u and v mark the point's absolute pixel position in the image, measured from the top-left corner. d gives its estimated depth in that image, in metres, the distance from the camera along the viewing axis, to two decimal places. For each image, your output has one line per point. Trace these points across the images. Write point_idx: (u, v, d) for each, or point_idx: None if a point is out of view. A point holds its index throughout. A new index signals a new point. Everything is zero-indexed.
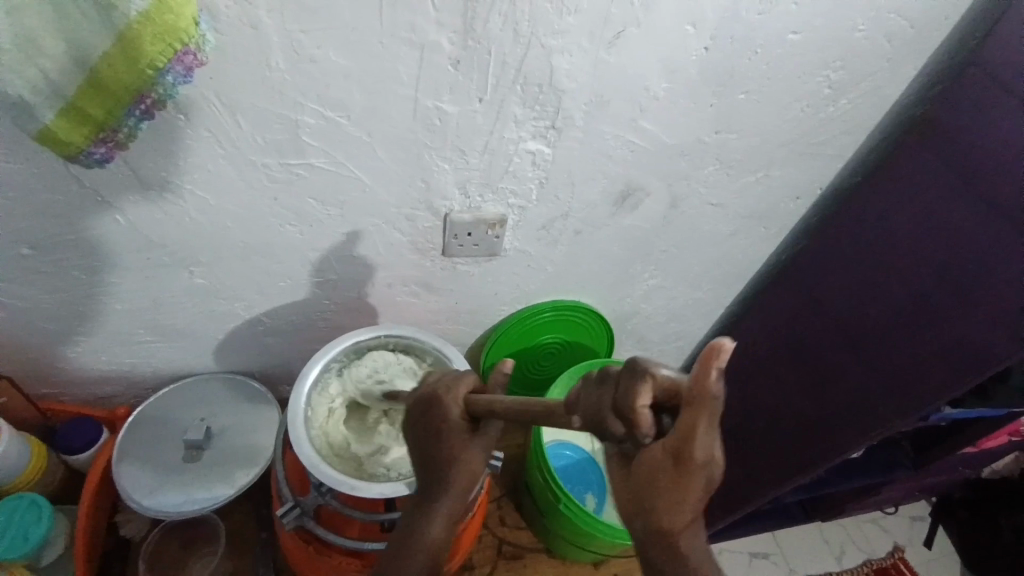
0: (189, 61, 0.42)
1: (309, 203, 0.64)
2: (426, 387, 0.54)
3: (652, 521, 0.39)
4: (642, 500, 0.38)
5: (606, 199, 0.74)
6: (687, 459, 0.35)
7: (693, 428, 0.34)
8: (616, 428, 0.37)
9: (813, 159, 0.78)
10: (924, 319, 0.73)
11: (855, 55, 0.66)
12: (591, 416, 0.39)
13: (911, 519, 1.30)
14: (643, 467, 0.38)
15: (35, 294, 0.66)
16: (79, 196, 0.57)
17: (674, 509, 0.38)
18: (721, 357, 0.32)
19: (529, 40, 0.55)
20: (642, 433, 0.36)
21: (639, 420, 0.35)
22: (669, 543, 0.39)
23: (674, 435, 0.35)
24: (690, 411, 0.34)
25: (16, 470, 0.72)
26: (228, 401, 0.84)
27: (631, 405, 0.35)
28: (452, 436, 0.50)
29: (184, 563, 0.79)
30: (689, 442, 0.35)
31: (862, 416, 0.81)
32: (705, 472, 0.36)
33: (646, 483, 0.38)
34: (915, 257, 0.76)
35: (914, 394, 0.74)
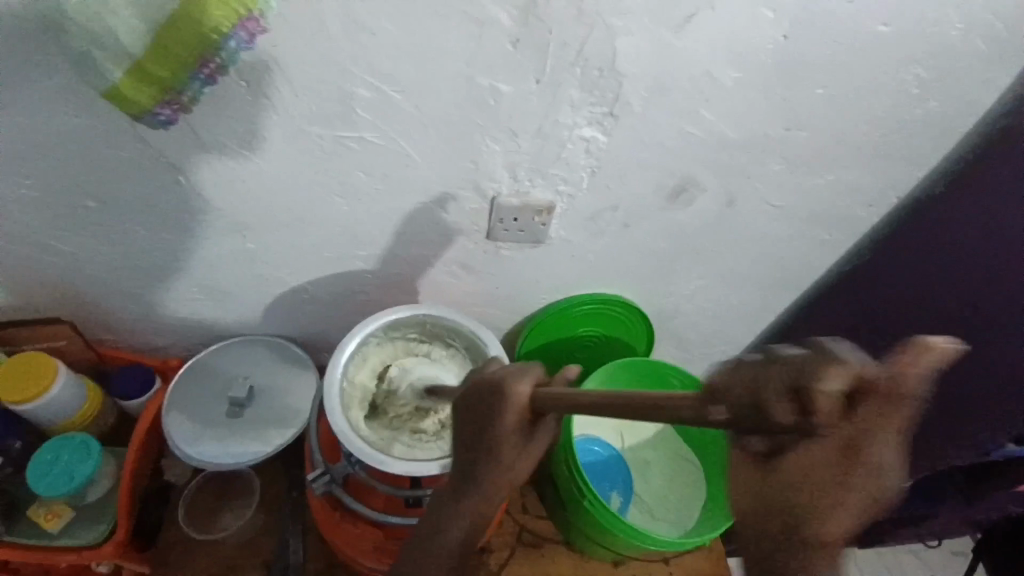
0: (251, 28, 0.42)
1: (357, 176, 0.64)
2: (486, 375, 0.53)
3: (801, 524, 0.36)
4: (797, 497, 0.36)
5: (658, 191, 0.71)
6: (863, 453, 0.34)
7: (879, 424, 0.33)
8: (787, 411, 0.32)
9: (888, 164, 0.73)
10: (993, 351, 0.72)
11: (948, 53, 0.60)
12: (749, 392, 0.34)
13: (953, 554, 1.22)
14: (813, 458, 0.35)
15: (97, 245, 0.69)
16: (143, 154, 0.59)
17: (838, 505, 0.36)
18: (935, 353, 0.33)
19: (592, 19, 0.52)
20: (824, 416, 0.32)
21: (817, 406, 0.31)
22: (806, 545, 0.37)
23: (863, 416, 0.33)
24: (877, 402, 0.33)
25: (73, 410, 0.77)
26: (271, 364, 0.86)
27: (821, 379, 0.31)
28: (512, 433, 0.50)
29: (219, 512, 0.83)
30: (875, 433, 0.34)
31: (921, 441, 0.81)
32: (870, 474, 0.35)
33: (814, 486, 0.35)
34: (984, 278, 0.75)
35: (992, 428, 0.73)
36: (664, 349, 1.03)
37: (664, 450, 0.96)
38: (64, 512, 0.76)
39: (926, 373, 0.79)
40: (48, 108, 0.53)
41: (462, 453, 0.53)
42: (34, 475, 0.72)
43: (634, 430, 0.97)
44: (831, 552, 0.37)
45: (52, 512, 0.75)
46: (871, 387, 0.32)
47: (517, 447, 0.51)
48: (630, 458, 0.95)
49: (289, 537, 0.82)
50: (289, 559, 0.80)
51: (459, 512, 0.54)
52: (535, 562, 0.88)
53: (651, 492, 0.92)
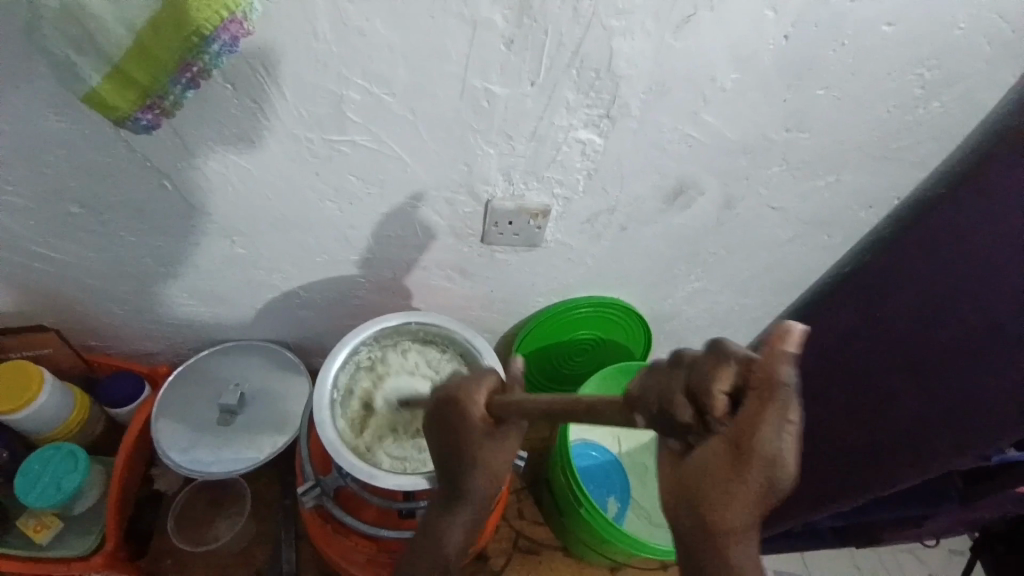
0: (235, 30, 0.39)
1: (349, 179, 0.63)
2: (443, 389, 0.54)
3: (709, 522, 0.39)
4: (700, 496, 0.38)
5: (656, 194, 0.70)
6: (755, 452, 0.35)
7: (762, 418, 0.34)
8: (686, 413, 0.36)
9: (889, 165, 0.72)
10: (992, 353, 0.67)
11: (952, 54, 0.59)
12: (652, 392, 0.37)
13: (950, 552, 1.22)
14: (709, 453, 0.37)
15: (83, 251, 0.67)
16: (128, 159, 0.57)
17: (739, 503, 0.37)
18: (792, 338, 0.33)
19: (589, 20, 0.51)
20: (717, 415, 0.35)
21: (716, 404, 0.34)
22: (718, 543, 0.39)
23: (743, 417, 0.34)
24: (757, 401, 0.34)
25: (59, 419, 0.76)
26: (262, 370, 0.85)
27: (709, 385, 0.34)
28: (478, 438, 0.50)
29: (211, 521, 0.82)
30: (759, 431, 0.34)
31: (914, 451, 0.74)
32: (765, 471, 0.36)
33: (708, 484, 0.38)
34: (986, 285, 0.70)
35: (981, 437, 0.66)
36: (663, 351, 1.02)
37: None
38: (54, 523, 0.74)
39: (916, 379, 0.76)
40: (28, 112, 0.52)
41: (437, 456, 0.54)
42: (22, 488, 0.71)
43: (632, 434, 0.95)
44: (745, 544, 0.39)
45: (41, 524, 0.73)
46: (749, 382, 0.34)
47: (488, 444, 0.51)
48: (628, 462, 0.94)
49: (281, 545, 0.81)
50: (282, 568, 0.79)
51: (457, 517, 0.53)
52: (532, 569, 0.87)
53: (650, 497, 0.91)
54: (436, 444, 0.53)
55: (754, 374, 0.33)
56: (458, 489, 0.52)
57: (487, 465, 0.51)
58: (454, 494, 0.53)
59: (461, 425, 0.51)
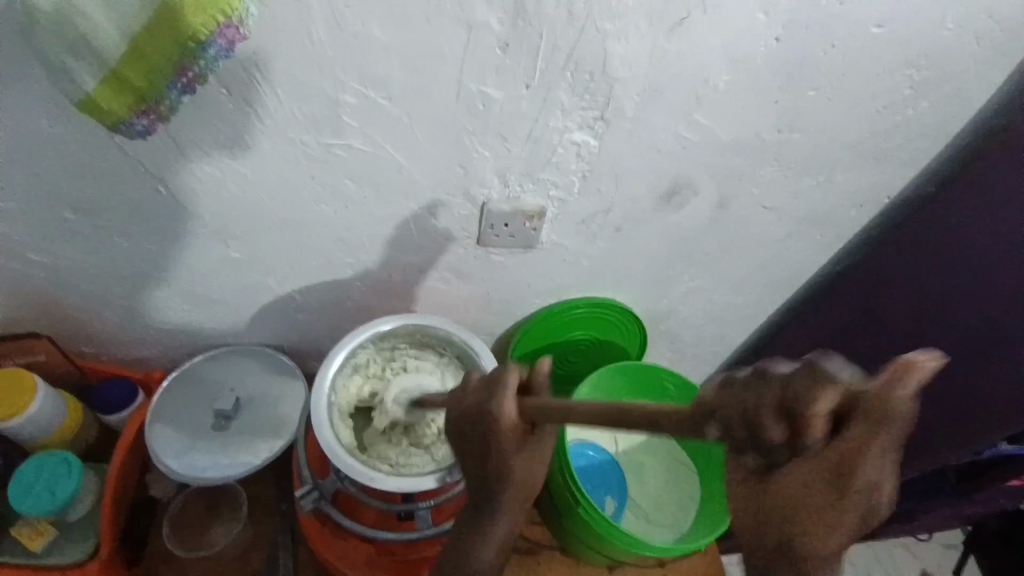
0: (230, 35, 0.40)
1: (345, 182, 0.63)
2: (471, 400, 0.53)
3: (797, 548, 0.37)
4: (796, 522, 0.36)
5: (651, 194, 0.71)
6: (853, 477, 0.34)
7: (864, 445, 0.33)
8: (776, 431, 0.33)
9: (880, 165, 0.73)
10: (996, 351, 0.68)
11: (941, 55, 0.60)
12: (763, 409, 0.33)
13: (944, 547, 1.23)
14: (802, 473, 0.35)
15: (76, 257, 0.67)
16: (122, 164, 0.57)
17: (839, 523, 0.36)
18: (918, 368, 0.32)
19: (584, 23, 0.51)
20: (816, 434, 0.32)
21: (811, 427, 0.32)
22: (804, 563, 0.37)
23: (848, 442, 0.33)
24: (863, 426, 0.32)
25: (52, 426, 0.75)
26: (257, 374, 0.84)
27: (812, 396, 0.31)
28: (507, 450, 0.52)
29: (207, 527, 0.81)
30: (863, 458, 0.33)
31: (915, 444, 0.79)
32: (862, 500, 0.35)
33: (800, 504, 0.35)
34: (980, 283, 0.71)
35: (975, 432, 0.72)
36: (658, 351, 1.03)
37: (658, 454, 0.95)
38: (49, 530, 0.73)
39: (922, 381, 0.77)
40: (20, 117, 0.51)
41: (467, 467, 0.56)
42: (17, 495, 0.70)
43: (628, 434, 0.96)
44: (832, 567, 0.38)
45: (37, 531, 0.73)
46: (862, 407, 0.32)
47: (517, 458, 0.53)
48: (624, 462, 0.94)
49: (278, 550, 0.80)
50: (279, 573, 0.78)
51: (496, 521, 0.57)
52: (530, 570, 0.87)
53: (646, 496, 0.91)
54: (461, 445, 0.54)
55: (865, 403, 0.32)
56: (495, 493, 0.55)
57: (518, 477, 0.54)
58: (489, 508, 0.56)
59: (490, 437, 0.51)
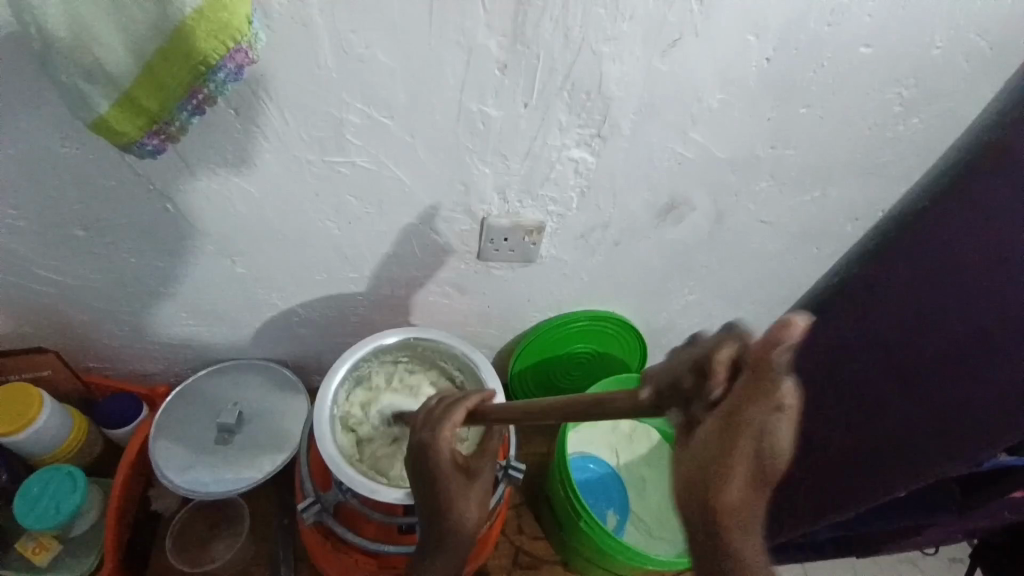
0: (240, 59, 0.41)
1: (348, 199, 0.64)
2: (419, 425, 0.57)
3: (709, 514, 0.35)
4: (701, 482, 0.34)
5: (648, 209, 0.72)
6: (743, 436, 0.32)
7: (744, 403, 0.32)
8: (688, 379, 0.35)
9: (874, 179, 0.74)
10: (983, 361, 0.68)
11: (930, 73, 0.62)
12: (684, 376, 0.35)
13: (949, 561, 1.22)
14: (702, 439, 0.34)
15: (85, 273, 0.68)
16: (132, 183, 0.59)
17: (733, 478, 0.34)
18: (795, 329, 0.30)
19: (580, 45, 0.53)
20: (713, 388, 0.33)
21: (713, 373, 0.33)
22: (722, 521, 0.35)
23: (737, 394, 0.32)
24: (750, 377, 0.32)
25: (58, 441, 0.76)
26: (261, 388, 0.85)
27: (715, 350, 0.34)
28: (448, 475, 0.56)
29: (208, 542, 0.81)
30: (743, 414, 0.32)
31: (903, 455, 0.75)
32: (752, 458, 0.33)
33: (707, 464, 0.34)
34: (968, 293, 0.71)
35: (962, 441, 0.68)
36: (658, 364, 1.03)
37: (661, 468, 0.95)
38: (53, 545, 0.74)
39: (902, 386, 0.78)
40: (34, 138, 0.53)
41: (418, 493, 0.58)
42: (21, 510, 0.71)
43: (629, 447, 0.96)
44: (738, 529, 0.35)
45: (41, 546, 0.73)
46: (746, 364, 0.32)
47: (461, 488, 0.57)
48: (627, 475, 0.94)
49: (281, 565, 0.81)
50: None
51: (461, 503, 0.57)
52: None
53: (648, 510, 0.91)
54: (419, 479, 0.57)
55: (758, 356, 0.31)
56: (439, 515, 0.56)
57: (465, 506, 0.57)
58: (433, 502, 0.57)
59: (433, 463, 0.55)
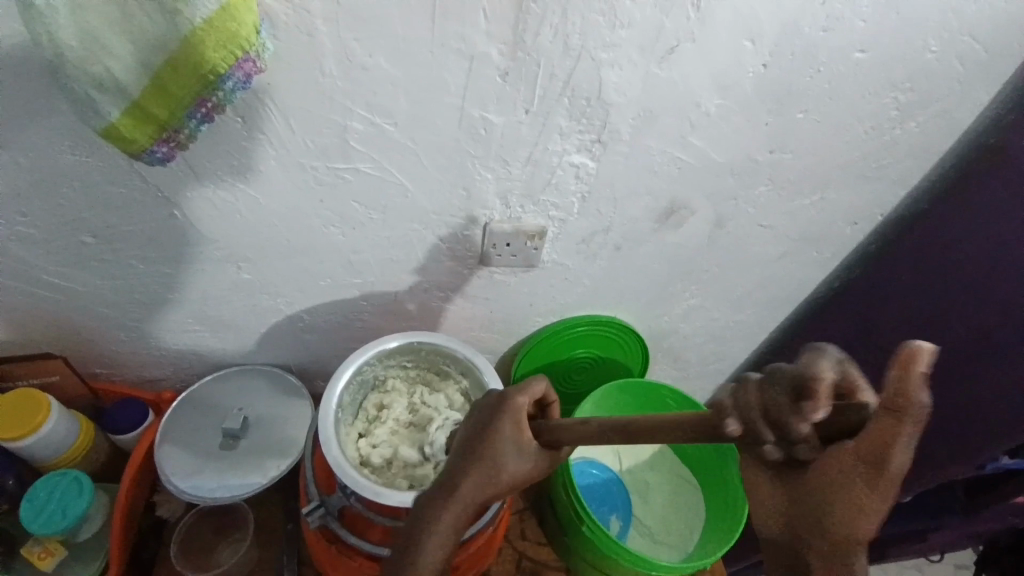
0: (248, 68, 0.43)
1: (352, 205, 0.65)
2: (483, 408, 0.55)
3: (830, 532, 0.33)
4: (830, 513, 0.33)
5: (648, 214, 0.73)
6: (889, 468, 0.31)
7: (890, 438, 0.31)
8: (815, 411, 0.31)
9: (872, 183, 0.75)
10: (974, 367, 0.74)
11: (924, 77, 0.63)
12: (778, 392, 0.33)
13: (956, 567, 1.22)
14: (829, 467, 0.33)
15: (93, 280, 0.69)
16: (140, 190, 0.60)
17: (864, 501, 0.32)
18: (920, 357, 0.29)
19: (579, 52, 0.54)
20: (844, 410, 0.32)
21: (848, 392, 0.32)
22: (833, 543, 0.33)
23: (881, 428, 0.31)
24: (893, 418, 0.30)
25: (65, 445, 0.76)
26: (265, 394, 0.86)
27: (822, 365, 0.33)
28: (506, 464, 0.51)
29: (214, 548, 0.82)
30: (891, 450, 0.31)
31: (917, 464, 0.82)
32: (886, 491, 0.32)
33: (840, 486, 0.32)
34: (968, 298, 0.75)
35: (970, 445, 0.75)
36: (661, 368, 1.03)
37: (662, 473, 0.95)
38: (59, 549, 0.74)
39: None
40: (45, 147, 0.54)
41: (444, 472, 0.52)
42: (29, 514, 0.71)
43: (633, 452, 0.96)
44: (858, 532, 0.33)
45: (46, 551, 0.73)
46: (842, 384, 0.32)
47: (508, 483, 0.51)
48: (630, 480, 0.94)
49: (285, 570, 0.80)
50: None
51: (439, 525, 0.47)
52: None
53: (651, 514, 0.91)
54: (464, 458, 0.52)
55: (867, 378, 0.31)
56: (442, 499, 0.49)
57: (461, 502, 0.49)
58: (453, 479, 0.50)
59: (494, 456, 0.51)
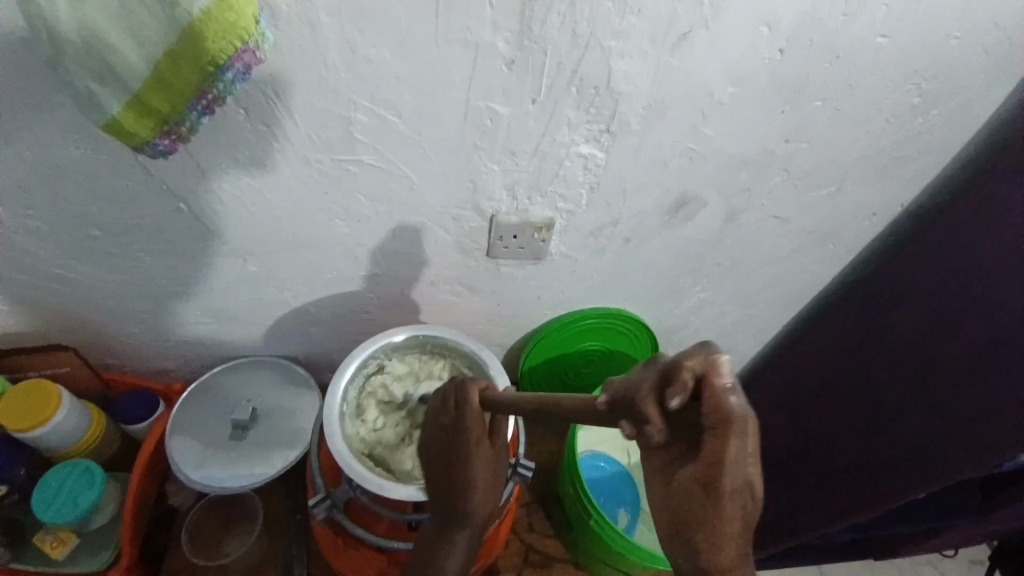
0: (247, 59, 0.42)
1: (357, 198, 0.64)
2: (433, 416, 0.56)
3: (694, 545, 0.38)
4: (701, 519, 0.37)
5: (658, 207, 0.71)
6: (725, 486, 0.36)
7: (720, 452, 0.35)
8: (650, 408, 0.36)
9: (890, 174, 0.72)
10: (996, 364, 0.67)
11: (948, 65, 0.60)
12: (643, 389, 0.36)
13: (971, 563, 1.20)
14: (683, 478, 0.38)
15: (102, 273, 0.69)
16: (146, 184, 0.59)
17: (726, 529, 0.37)
18: (720, 366, 0.34)
19: (587, 42, 0.52)
20: (676, 394, 0.34)
21: (680, 383, 0.34)
22: (710, 530, 0.37)
23: (711, 437, 0.35)
24: (716, 436, 0.35)
25: (76, 436, 0.77)
26: (273, 385, 0.86)
27: (679, 362, 0.35)
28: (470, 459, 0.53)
29: (221, 538, 0.83)
30: (722, 465, 0.35)
31: (925, 461, 0.73)
32: (739, 502, 0.36)
33: (699, 516, 0.37)
34: (985, 297, 0.69)
35: (987, 446, 0.67)
36: None
37: None
38: (71, 539, 0.75)
39: (926, 389, 0.74)
40: (50, 141, 0.54)
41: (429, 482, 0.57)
42: (41, 504, 0.72)
43: None
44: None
45: (58, 540, 0.75)
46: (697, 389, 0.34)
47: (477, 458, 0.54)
48: (639, 475, 0.93)
49: (294, 560, 0.81)
50: None
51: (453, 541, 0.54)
52: None
53: None
54: (429, 465, 0.56)
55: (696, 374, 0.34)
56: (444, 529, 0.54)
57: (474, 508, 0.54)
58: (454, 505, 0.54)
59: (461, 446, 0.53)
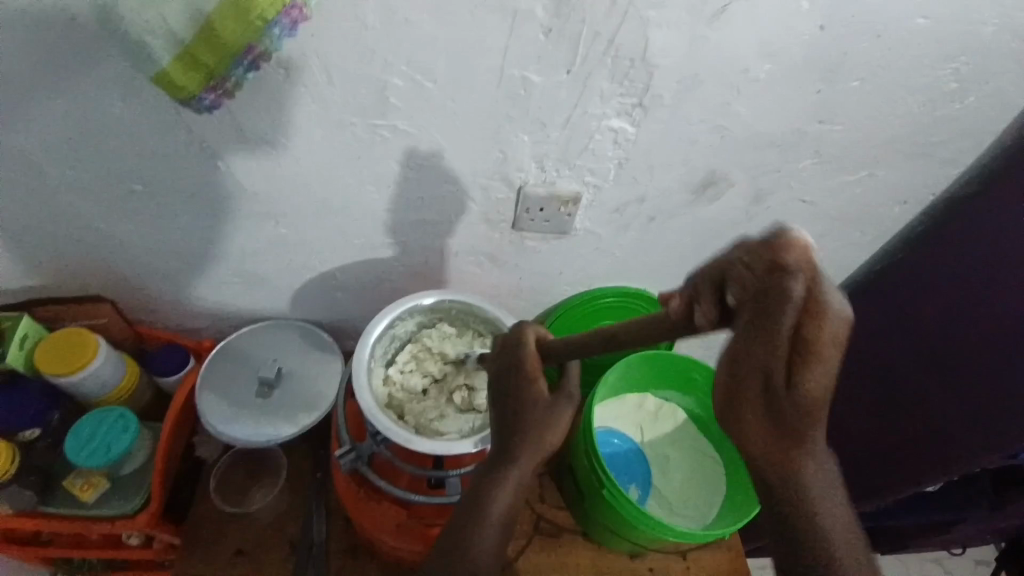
0: (294, 16, 0.43)
1: (388, 164, 0.66)
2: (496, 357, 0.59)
3: (748, 427, 0.44)
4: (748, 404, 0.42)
5: (685, 185, 0.71)
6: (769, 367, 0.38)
7: (763, 324, 0.35)
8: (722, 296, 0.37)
9: (923, 161, 0.72)
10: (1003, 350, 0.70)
11: (990, 49, 0.59)
12: (704, 284, 0.38)
13: (978, 562, 1.20)
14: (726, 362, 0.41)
15: (140, 229, 0.72)
16: (187, 141, 0.61)
17: (775, 406, 0.42)
18: (786, 249, 0.33)
19: (624, 11, 0.53)
20: (731, 289, 0.36)
21: (738, 276, 0.35)
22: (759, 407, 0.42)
23: (750, 313, 0.35)
24: (755, 307, 0.35)
25: (111, 384, 0.80)
26: (299, 347, 0.89)
27: (738, 256, 0.35)
28: (529, 403, 0.56)
29: (248, 488, 0.87)
30: (764, 347, 0.36)
31: (947, 444, 0.78)
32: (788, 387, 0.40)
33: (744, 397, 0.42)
34: (987, 281, 0.73)
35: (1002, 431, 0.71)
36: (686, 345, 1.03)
37: (684, 447, 0.95)
38: (100, 483, 0.79)
39: (945, 377, 0.78)
40: (98, 94, 0.56)
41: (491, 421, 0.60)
42: (75, 446, 0.75)
43: (655, 425, 0.97)
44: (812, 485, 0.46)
45: (88, 484, 0.78)
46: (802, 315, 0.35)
47: (538, 406, 0.56)
48: (650, 452, 0.95)
49: (314, 515, 0.84)
50: (312, 537, 0.83)
51: (500, 481, 0.57)
52: (553, 552, 0.89)
53: (670, 487, 0.92)
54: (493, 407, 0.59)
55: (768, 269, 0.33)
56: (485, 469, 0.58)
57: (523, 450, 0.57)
58: (510, 439, 0.57)
59: (519, 387, 0.56)
